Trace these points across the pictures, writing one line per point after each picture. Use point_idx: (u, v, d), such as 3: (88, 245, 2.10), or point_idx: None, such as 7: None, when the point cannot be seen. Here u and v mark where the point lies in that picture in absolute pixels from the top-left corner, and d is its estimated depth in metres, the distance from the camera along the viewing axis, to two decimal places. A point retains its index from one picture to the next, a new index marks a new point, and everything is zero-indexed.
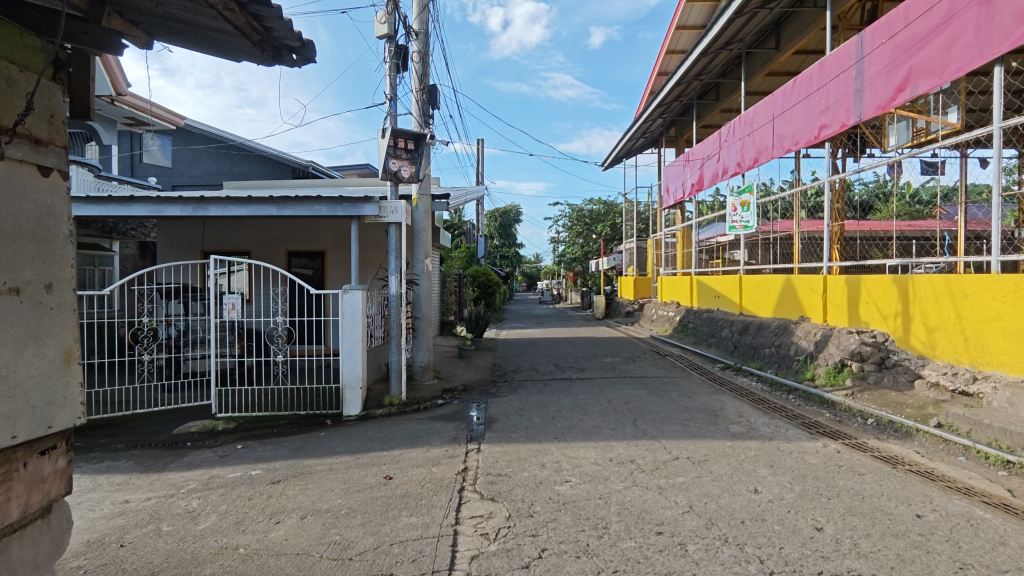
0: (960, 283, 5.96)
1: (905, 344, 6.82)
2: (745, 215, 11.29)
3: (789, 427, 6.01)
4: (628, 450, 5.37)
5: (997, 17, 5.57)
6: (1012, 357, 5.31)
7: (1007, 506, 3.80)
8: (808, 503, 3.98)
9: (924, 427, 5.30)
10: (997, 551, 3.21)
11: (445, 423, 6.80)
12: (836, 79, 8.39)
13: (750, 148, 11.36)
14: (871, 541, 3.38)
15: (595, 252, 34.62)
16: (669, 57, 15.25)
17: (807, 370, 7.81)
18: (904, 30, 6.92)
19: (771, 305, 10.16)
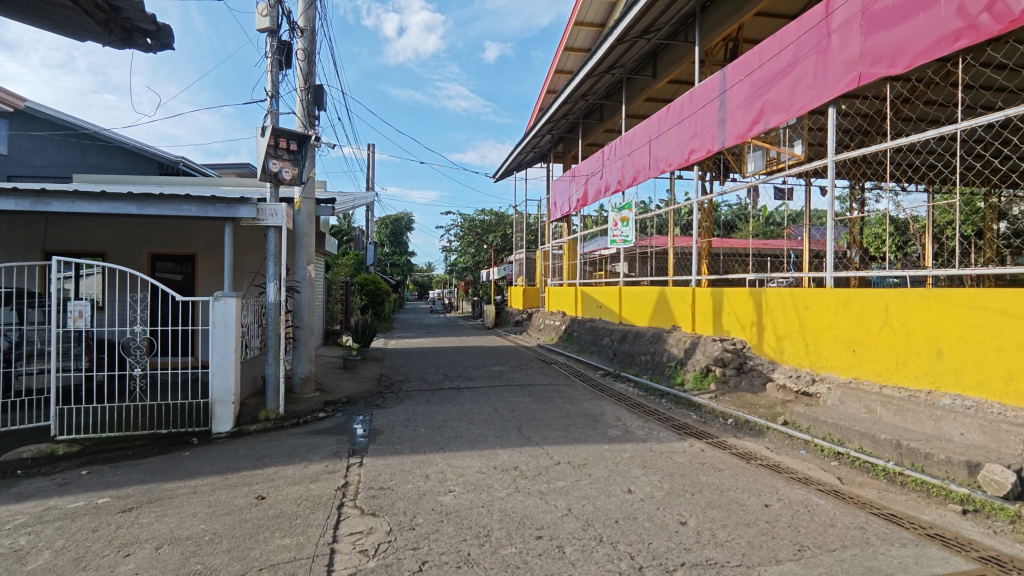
0: (803, 296, 6.72)
1: (759, 350, 7.56)
2: (624, 230, 11.98)
3: (661, 429, 6.43)
4: (512, 457, 5.46)
5: (831, 65, 6.42)
6: (843, 361, 6.06)
7: (837, 492, 4.32)
8: (675, 499, 4.28)
9: (774, 424, 5.90)
10: (827, 532, 3.63)
11: (326, 437, 6.50)
12: (703, 109, 9.20)
13: (630, 167, 12.11)
14: (726, 530, 3.70)
15: (486, 261, 35.44)
16: (558, 76, 15.88)
17: (677, 376, 8.43)
18: (758, 69, 7.74)
19: (647, 315, 10.86)
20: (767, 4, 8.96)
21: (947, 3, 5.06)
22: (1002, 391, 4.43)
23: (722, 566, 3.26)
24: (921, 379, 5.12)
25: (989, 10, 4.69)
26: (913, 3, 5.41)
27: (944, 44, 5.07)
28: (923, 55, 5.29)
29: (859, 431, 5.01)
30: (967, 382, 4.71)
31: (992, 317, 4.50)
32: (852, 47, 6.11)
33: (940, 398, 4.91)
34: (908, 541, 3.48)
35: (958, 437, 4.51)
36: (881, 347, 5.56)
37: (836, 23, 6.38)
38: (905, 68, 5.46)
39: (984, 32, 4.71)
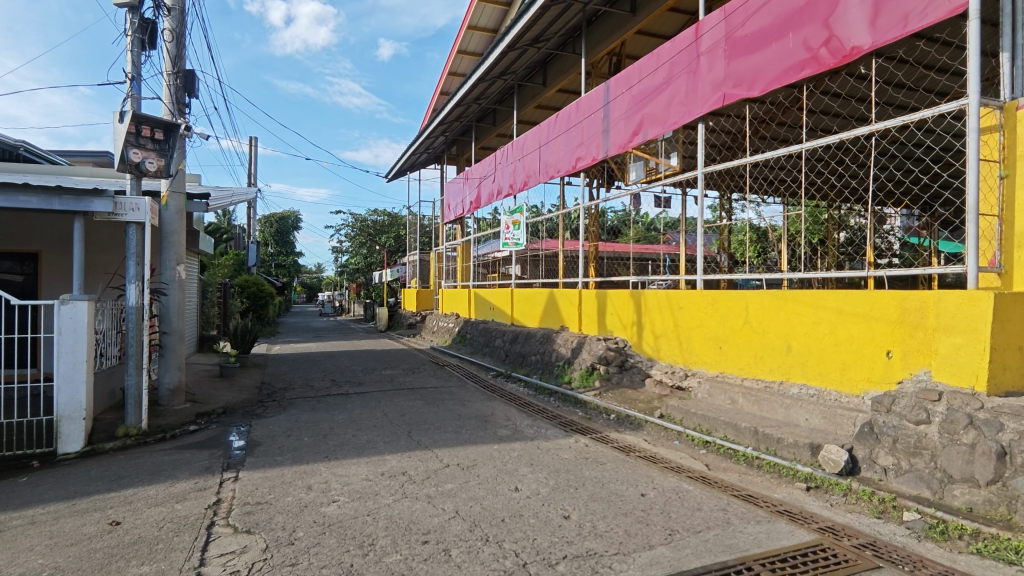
0: (676, 297, 7.22)
1: (639, 348, 8.02)
2: (516, 233, 12.29)
3: (549, 426, 6.62)
4: (401, 462, 5.36)
5: (700, 85, 6.98)
6: (710, 357, 6.60)
7: (704, 478, 4.68)
8: (559, 494, 4.43)
9: (651, 418, 6.29)
10: (695, 516, 3.93)
11: (196, 452, 5.99)
12: (589, 118, 9.61)
13: (521, 172, 12.37)
14: (606, 521, 3.88)
15: (378, 262, 34.59)
16: (451, 78, 15.86)
17: (565, 374, 8.74)
18: (638, 84, 8.22)
19: (537, 316, 11.15)
20: (647, 23, 9.53)
21: (794, 37, 5.69)
22: (837, 380, 5.04)
23: (601, 556, 3.40)
24: (775, 371, 5.70)
25: (827, 45, 5.32)
26: (767, 35, 6.01)
27: (793, 72, 5.70)
28: (776, 81, 5.89)
29: (724, 420, 5.48)
30: (811, 372, 5.30)
31: (831, 314, 5.10)
32: (718, 69, 6.68)
33: (789, 388, 5.50)
34: (762, 518, 3.85)
35: (804, 422, 5.06)
36: (742, 343, 6.12)
37: (704, 47, 6.93)
38: (761, 91, 6.06)
39: (823, 64, 5.35)
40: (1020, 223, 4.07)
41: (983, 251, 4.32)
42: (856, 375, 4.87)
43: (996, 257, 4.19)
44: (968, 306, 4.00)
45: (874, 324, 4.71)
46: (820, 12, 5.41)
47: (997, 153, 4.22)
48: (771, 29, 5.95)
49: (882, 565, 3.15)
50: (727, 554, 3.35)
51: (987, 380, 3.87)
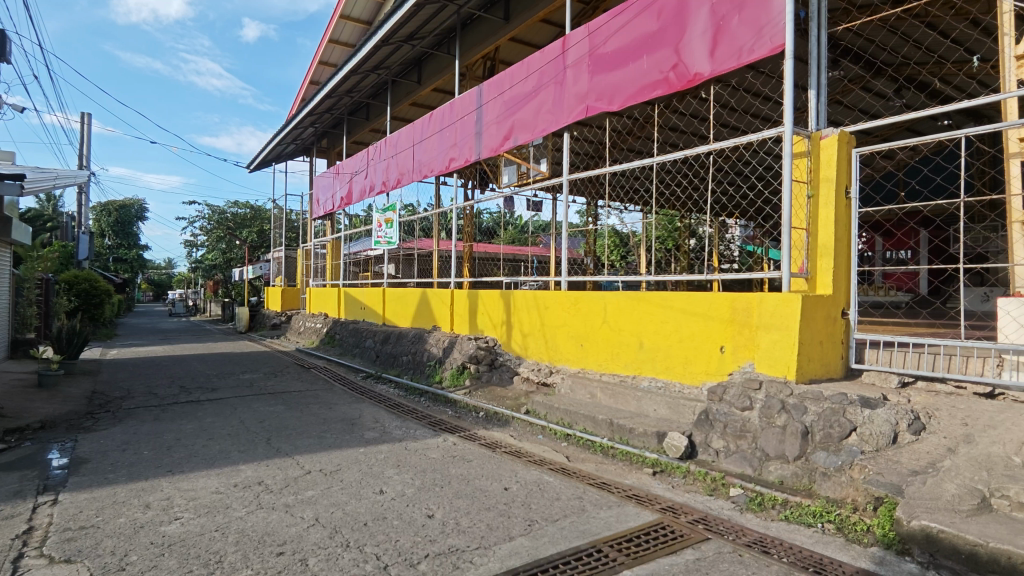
0: (542, 297, 7.54)
1: (509, 347, 8.25)
2: (388, 232, 12.11)
3: (418, 427, 6.58)
4: (257, 472, 5.03)
5: (566, 96, 7.35)
6: (573, 354, 6.96)
7: (565, 469, 4.94)
8: (425, 494, 4.43)
9: (518, 414, 6.51)
10: (555, 506, 4.12)
11: (3, 475, 5.15)
12: (462, 120, 9.70)
13: (394, 169, 12.15)
14: (469, 517, 3.95)
15: (239, 259, 32.06)
16: (322, 68, 15.18)
17: (436, 374, 8.76)
18: (509, 90, 8.46)
19: (409, 316, 11.03)
20: (519, 32, 9.82)
21: (648, 59, 6.19)
22: (681, 373, 5.56)
23: (462, 551, 3.46)
24: (628, 366, 6.15)
25: (676, 69, 5.87)
26: (625, 55, 6.48)
27: (647, 91, 6.20)
28: (632, 98, 6.38)
29: (583, 414, 5.84)
30: (659, 367, 5.79)
31: (676, 313, 5.61)
32: (582, 83, 7.08)
33: (641, 381, 5.97)
34: (613, 502, 4.15)
35: (652, 412, 5.53)
36: (601, 341, 6.53)
37: (570, 60, 7.31)
38: (620, 106, 6.51)
39: (672, 86, 5.89)
40: (824, 235, 4.78)
41: (794, 259, 4.95)
42: (696, 368, 5.41)
43: (804, 264, 4.86)
44: (783, 307, 4.61)
45: (710, 322, 5.26)
46: (669, 39, 5.94)
47: (806, 175, 4.86)
48: (629, 49, 6.42)
49: (710, 537, 3.54)
50: (580, 539, 3.57)
51: (797, 370, 4.51)
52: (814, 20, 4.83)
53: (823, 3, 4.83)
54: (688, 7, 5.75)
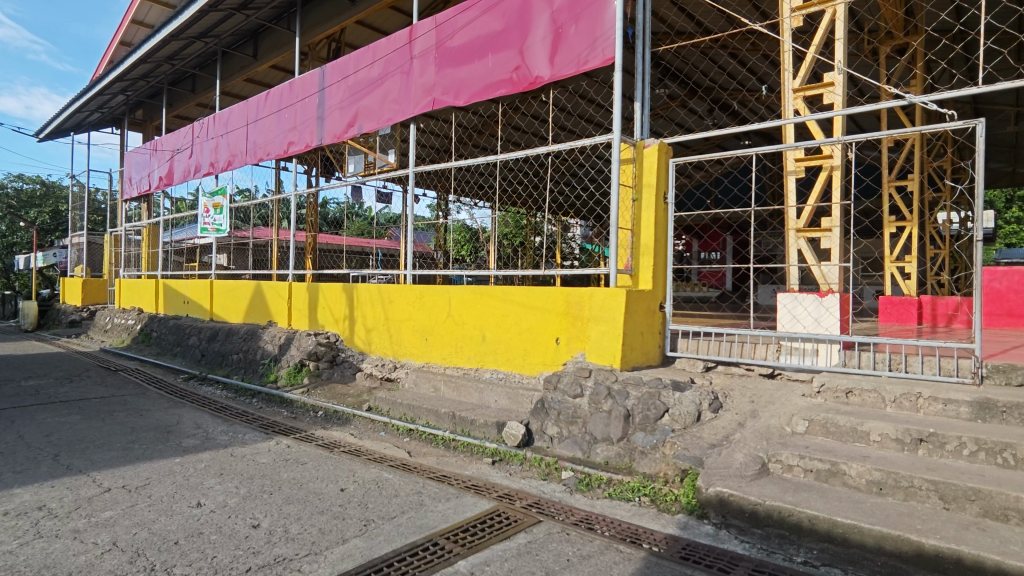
0: (386, 291, 7.35)
1: (351, 342, 7.93)
2: (217, 218, 11.01)
3: (247, 431, 6.06)
4: (38, 495, 4.26)
5: (412, 87, 7.24)
6: (418, 348, 6.90)
7: (405, 465, 4.87)
8: (250, 503, 4.08)
9: (359, 412, 6.29)
10: (392, 503, 4.04)
11: None
12: (302, 102, 9.11)
13: (224, 149, 11.07)
14: (299, 523, 3.72)
15: (24, 244, 27.04)
16: (135, 28, 13.30)
17: (271, 373, 8.17)
18: (354, 75, 8.11)
19: (241, 311, 10.14)
20: (366, 16, 9.47)
21: (493, 58, 6.31)
22: (521, 364, 5.78)
23: (289, 561, 3.25)
24: (472, 359, 6.25)
25: (519, 70, 6.06)
26: (471, 51, 6.53)
27: (492, 89, 6.32)
28: (478, 94, 6.46)
29: (426, 408, 5.81)
30: (500, 359, 5.96)
31: (516, 306, 5.80)
32: (428, 75, 7.02)
33: (484, 373, 6.10)
34: (451, 494, 4.18)
35: (493, 403, 5.67)
36: (445, 334, 6.54)
37: (417, 50, 7.19)
38: (465, 101, 6.57)
39: (515, 86, 6.08)
40: (645, 235, 5.26)
41: (620, 257, 5.39)
42: (534, 359, 5.65)
43: (629, 262, 5.31)
44: (610, 301, 5.00)
45: (547, 315, 5.52)
46: (513, 41, 6.11)
47: (631, 180, 5.31)
48: (475, 46, 6.49)
49: (541, 519, 3.71)
50: (416, 534, 3.54)
51: (622, 358, 4.90)
52: (640, 38, 5.28)
53: (648, 23, 5.29)
54: (531, 11, 5.96)
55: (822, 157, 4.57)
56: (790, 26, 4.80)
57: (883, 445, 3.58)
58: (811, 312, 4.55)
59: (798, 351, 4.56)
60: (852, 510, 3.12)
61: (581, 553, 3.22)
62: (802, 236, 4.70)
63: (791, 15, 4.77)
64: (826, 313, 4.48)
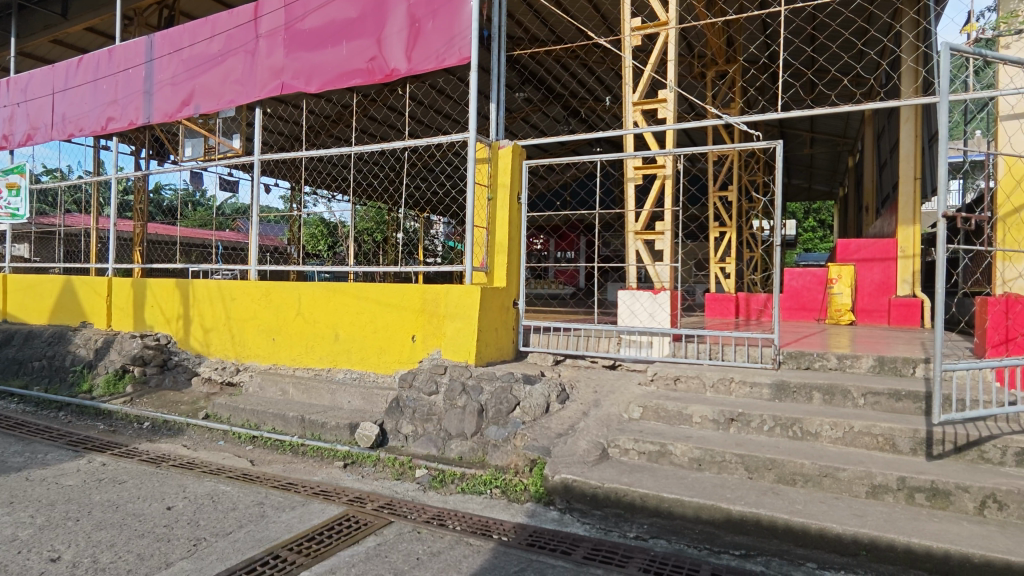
0: (228, 289, 6.74)
1: (185, 345, 7.17)
2: (13, 202, 9.24)
3: (49, 450, 5.21)
4: None
5: (257, 68, 6.71)
6: (263, 349, 6.41)
7: (246, 475, 4.51)
8: (49, 534, 3.51)
9: (193, 420, 5.70)
10: (228, 518, 3.72)
11: None
12: (125, 73, 8.04)
13: (22, 120, 9.41)
14: (112, 551, 3.28)
15: None
16: None
17: (84, 382, 7.12)
18: (189, 49, 7.33)
19: (46, 311, 8.72)
20: None
21: (347, 46, 6.06)
22: (375, 363, 5.63)
23: None
24: (324, 359, 5.95)
25: (375, 60, 5.89)
26: (324, 35, 6.21)
27: (346, 78, 6.08)
28: (330, 82, 6.17)
29: (272, 413, 5.44)
30: (354, 358, 5.75)
31: (371, 304, 5.63)
32: (276, 57, 6.56)
33: (336, 373, 5.85)
34: (296, 503, 3.95)
35: (346, 404, 5.48)
36: (294, 334, 6.16)
37: (263, 29, 6.67)
38: (317, 89, 6.25)
39: (370, 77, 5.91)
40: (499, 234, 5.39)
41: (476, 255, 5.47)
42: (389, 357, 5.54)
43: (484, 260, 5.42)
44: (466, 298, 5.06)
45: (403, 313, 5.44)
46: (368, 30, 5.92)
47: (486, 179, 5.41)
48: (328, 31, 6.17)
49: (392, 520, 3.64)
50: (255, 548, 3.29)
51: (476, 354, 5.01)
52: (496, 40, 5.39)
53: (503, 27, 5.43)
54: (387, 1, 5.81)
55: (657, 166, 5.01)
56: (631, 44, 5.17)
57: (702, 424, 4.02)
58: (646, 308, 4.98)
59: (635, 343, 4.98)
60: (676, 485, 3.47)
61: (431, 550, 3.22)
62: (639, 238, 5.14)
63: (631, 33, 5.14)
64: (659, 309, 4.94)
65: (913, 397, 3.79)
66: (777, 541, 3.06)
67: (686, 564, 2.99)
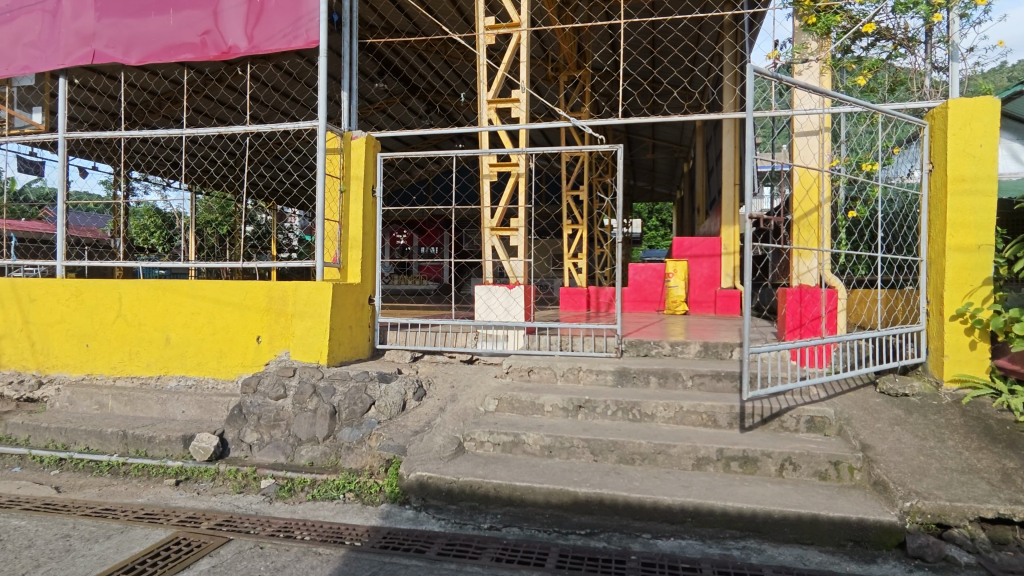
0: (25, 287, 5.71)
1: None
2: None
3: None
4: None
5: (60, 31, 5.77)
6: (74, 357, 5.54)
7: (49, 504, 3.87)
8: None
9: None
10: (21, 557, 3.16)
11: None
12: None
13: None
14: None
15: None
16: None
17: None
18: None
19: None
20: None
21: (174, 16, 5.43)
22: (214, 368, 5.13)
23: None
24: (152, 365, 5.29)
25: (208, 35, 5.35)
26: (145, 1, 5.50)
27: (174, 52, 5.44)
28: (154, 55, 5.49)
29: (84, 431, 4.73)
30: (188, 363, 5.19)
31: (207, 304, 5.11)
32: (84, 20, 5.68)
33: (167, 381, 5.25)
34: (114, 531, 3.47)
35: (180, 415, 4.97)
36: (114, 339, 5.40)
37: None
38: (138, 61, 5.53)
39: (203, 54, 5.36)
40: (352, 228, 5.19)
41: (328, 250, 5.23)
42: (230, 361, 5.08)
43: (336, 255, 5.18)
44: (316, 294, 4.80)
45: (246, 312, 5.02)
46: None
47: (338, 170, 5.17)
48: None
49: (230, 538, 3.34)
50: None
51: (328, 354, 4.78)
52: (346, 25, 5.17)
53: (354, 12, 5.21)
54: None
55: (510, 164, 5.14)
56: (485, 42, 5.23)
57: (553, 413, 4.21)
58: (502, 302, 5.11)
59: (491, 337, 5.05)
60: (527, 474, 3.60)
61: (275, 565, 3.01)
62: (495, 234, 5.24)
63: (485, 31, 5.20)
64: (513, 303, 5.08)
65: (730, 376, 4.29)
66: (618, 517, 3.30)
67: (536, 549, 3.09)
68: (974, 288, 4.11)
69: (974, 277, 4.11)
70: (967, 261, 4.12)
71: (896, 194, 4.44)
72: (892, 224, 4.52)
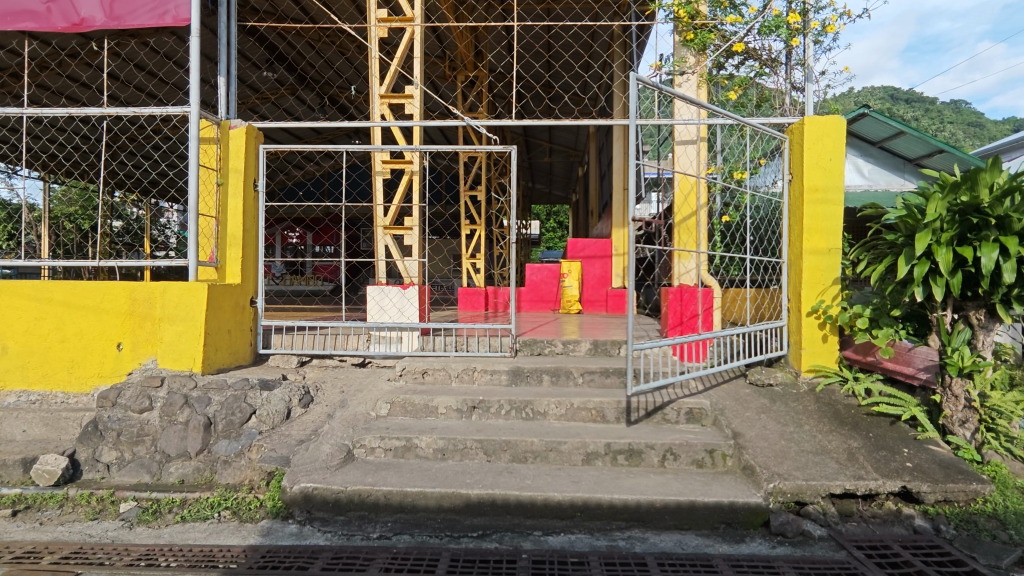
0: None
1: None
2: None
3: None
4: None
5: None
6: None
7: None
8: None
9: None
10: None
11: None
12: None
13: None
14: None
15: None
16: None
17: None
18: None
19: None
20: None
21: None
22: (64, 380, 4.54)
23: None
24: None
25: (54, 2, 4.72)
26: None
27: (11, 18, 4.75)
28: None
29: None
30: (31, 376, 4.55)
31: (55, 308, 4.50)
32: None
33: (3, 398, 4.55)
34: None
35: (20, 435, 4.33)
36: None
37: None
38: None
39: (49, 24, 4.73)
40: (231, 224, 4.82)
41: (202, 247, 4.82)
42: (84, 372, 4.52)
43: (213, 253, 4.79)
44: (189, 296, 4.39)
45: (103, 316, 4.48)
46: None
47: (214, 161, 4.77)
48: None
49: (79, 572, 2.95)
50: None
51: (202, 361, 4.39)
52: (222, 5, 4.78)
53: None
54: None
55: (404, 161, 4.99)
56: (377, 35, 5.06)
57: (447, 415, 4.16)
58: (395, 303, 4.95)
59: (385, 339, 4.94)
60: (419, 478, 3.52)
61: None
62: (388, 233, 5.09)
63: (377, 24, 5.03)
64: (408, 304, 4.95)
65: (618, 372, 4.45)
66: (510, 516, 3.32)
67: (426, 556, 3.00)
68: (826, 286, 4.59)
69: (825, 277, 4.59)
70: (820, 263, 4.59)
71: (762, 202, 4.83)
72: (759, 229, 4.92)
